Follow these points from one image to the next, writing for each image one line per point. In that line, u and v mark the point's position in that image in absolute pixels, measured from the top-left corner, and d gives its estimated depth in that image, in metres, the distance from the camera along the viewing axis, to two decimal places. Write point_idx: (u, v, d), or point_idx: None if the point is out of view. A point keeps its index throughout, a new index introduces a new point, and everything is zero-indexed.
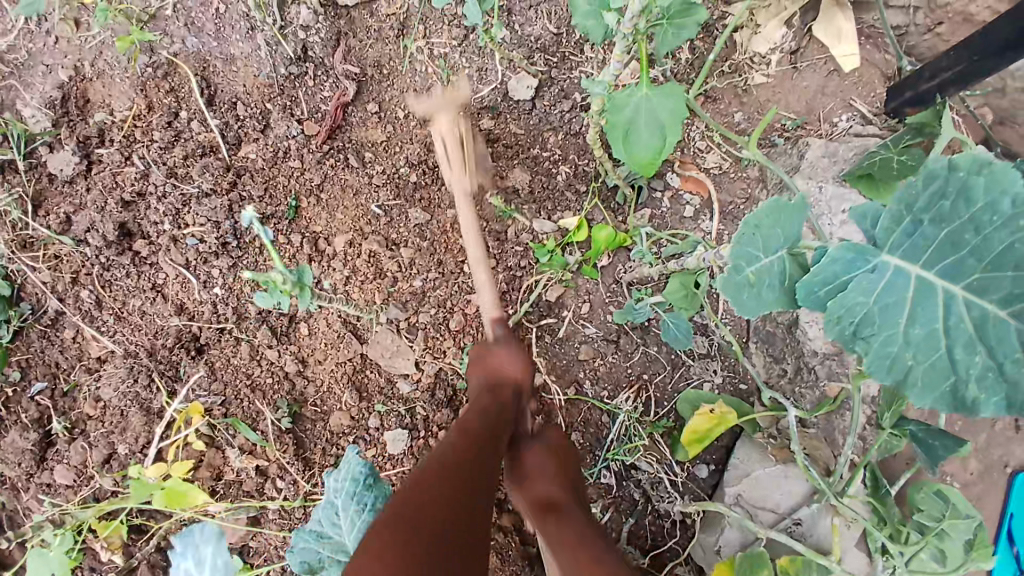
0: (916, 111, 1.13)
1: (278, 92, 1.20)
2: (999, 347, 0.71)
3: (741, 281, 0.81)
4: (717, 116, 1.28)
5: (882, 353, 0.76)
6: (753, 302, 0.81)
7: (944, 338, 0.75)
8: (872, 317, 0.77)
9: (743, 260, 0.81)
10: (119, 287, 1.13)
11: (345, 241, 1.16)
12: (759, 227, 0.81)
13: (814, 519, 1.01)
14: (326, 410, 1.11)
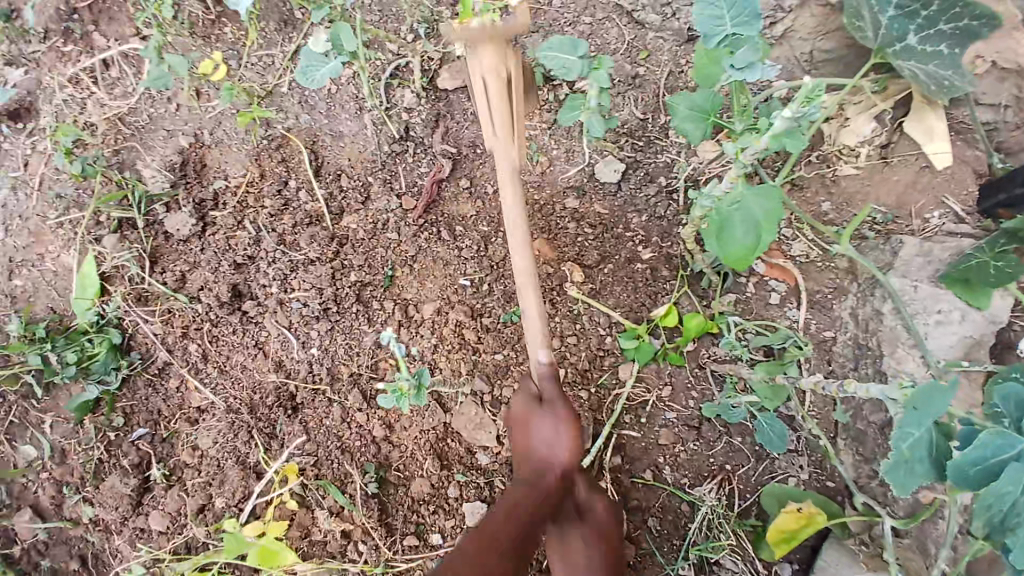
0: (1009, 212, 1.13)
1: (381, 167, 1.29)
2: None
3: (897, 459, 0.82)
4: (803, 205, 1.29)
5: None
6: (907, 479, 0.82)
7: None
8: (1020, 507, 0.81)
9: (907, 438, 0.82)
10: (223, 343, 1.21)
11: (433, 308, 1.20)
12: (920, 409, 0.81)
13: None
14: (408, 477, 1.13)
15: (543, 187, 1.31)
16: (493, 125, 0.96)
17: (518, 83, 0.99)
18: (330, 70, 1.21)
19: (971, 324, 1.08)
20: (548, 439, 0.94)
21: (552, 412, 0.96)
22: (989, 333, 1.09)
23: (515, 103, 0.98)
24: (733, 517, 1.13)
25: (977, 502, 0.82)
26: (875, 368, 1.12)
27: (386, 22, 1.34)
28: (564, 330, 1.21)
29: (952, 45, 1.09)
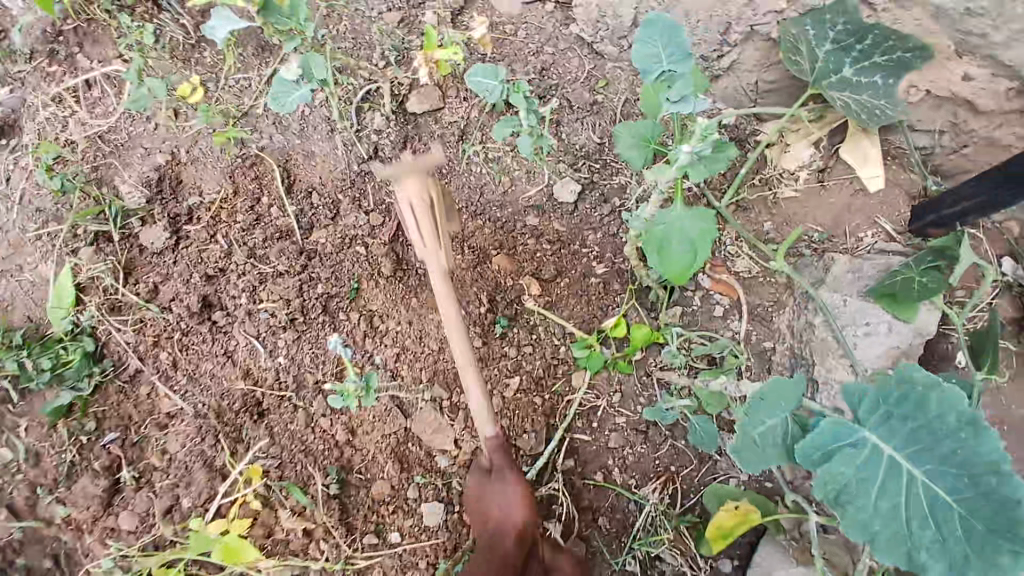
0: (939, 232, 1.22)
1: (350, 185, 1.35)
2: (943, 526, 0.94)
3: (748, 441, 0.98)
4: (748, 225, 1.37)
5: (858, 520, 0.96)
6: (757, 456, 0.98)
7: (907, 509, 0.97)
8: (849, 485, 0.98)
9: (753, 420, 0.99)
10: (194, 351, 1.26)
11: (398, 320, 1.26)
12: (768, 398, 0.99)
13: None
14: (369, 479, 1.18)
15: (505, 207, 1.37)
16: (421, 238, 1.08)
17: (438, 203, 1.12)
18: (299, 96, 1.27)
19: (897, 335, 1.16)
20: (500, 502, 1.07)
21: (501, 479, 1.08)
22: (914, 343, 1.17)
23: (437, 219, 1.11)
24: (677, 516, 1.19)
25: (816, 480, 0.99)
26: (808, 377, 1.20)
27: (362, 50, 1.42)
28: (522, 340, 1.28)
29: (887, 76, 1.18)
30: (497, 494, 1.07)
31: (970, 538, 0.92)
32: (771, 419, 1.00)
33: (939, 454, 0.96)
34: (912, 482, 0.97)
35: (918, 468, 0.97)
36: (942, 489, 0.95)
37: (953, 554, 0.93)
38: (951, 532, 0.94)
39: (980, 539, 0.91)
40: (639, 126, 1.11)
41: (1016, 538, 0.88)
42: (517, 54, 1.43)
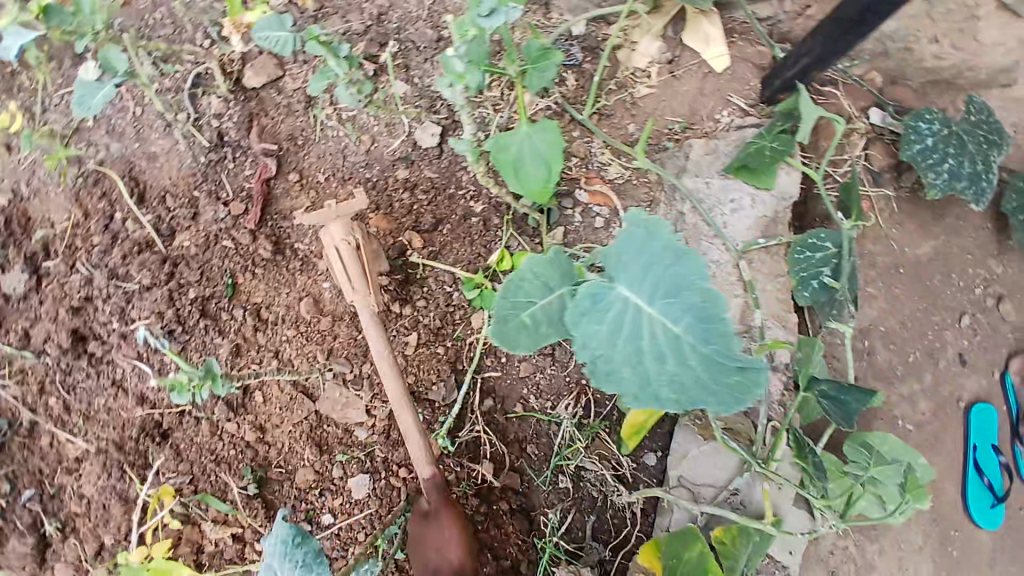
0: (789, 96, 1.26)
1: (203, 180, 1.29)
2: (683, 359, 0.89)
3: (506, 321, 0.97)
4: (613, 131, 1.34)
5: (606, 372, 0.92)
6: (513, 334, 0.96)
7: (649, 352, 0.91)
8: (602, 342, 0.93)
9: (514, 304, 0.97)
10: (81, 390, 1.21)
11: (283, 308, 1.23)
12: (528, 278, 0.99)
13: (748, 485, 1.10)
14: (290, 470, 1.17)
15: (372, 165, 1.32)
16: (349, 279, 1.05)
17: (366, 247, 1.09)
18: (106, 96, 1.18)
19: (761, 206, 1.21)
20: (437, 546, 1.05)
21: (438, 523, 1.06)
22: (780, 209, 1.21)
23: (366, 265, 1.07)
24: (597, 424, 1.23)
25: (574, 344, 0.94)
26: None
27: (184, 36, 1.34)
28: (413, 293, 1.27)
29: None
30: (431, 533, 1.05)
31: (707, 363, 0.87)
32: (528, 296, 0.98)
33: (676, 285, 0.90)
34: (650, 321, 0.92)
35: (654, 305, 0.91)
36: (682, 321, 0.89)
37: (688, 385, 0.87)
38: (692, 363, 0.88)
39: (711, 364, 0.87)
40: (461, 47, 1.10)
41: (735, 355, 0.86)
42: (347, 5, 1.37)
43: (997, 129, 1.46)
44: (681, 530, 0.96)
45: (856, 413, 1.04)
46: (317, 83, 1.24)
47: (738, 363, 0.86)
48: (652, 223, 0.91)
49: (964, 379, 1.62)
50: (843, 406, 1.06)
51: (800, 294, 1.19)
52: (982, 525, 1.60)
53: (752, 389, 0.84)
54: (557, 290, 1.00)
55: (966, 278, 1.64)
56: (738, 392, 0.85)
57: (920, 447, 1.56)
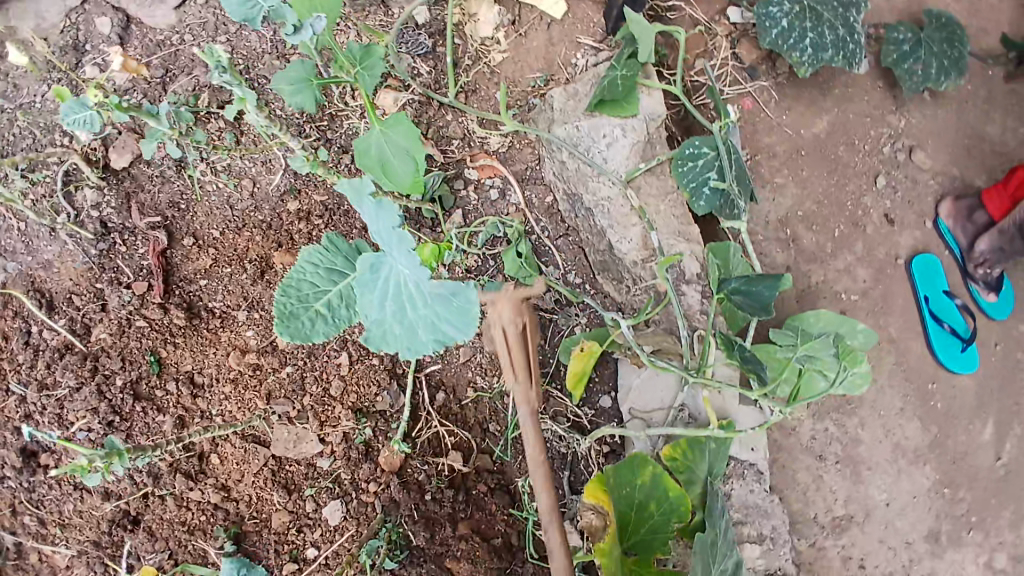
0: None
1: (102, 271, 1.27)
2: (425, 301, 0.87)
3: (291, 324, 0.97)
4: (484, 104, 1.34)
5: (382, 338, 0.89)
6: (304, 329, 0.98)
7: (406, 303, 0.88)
8: (371, 311, 0.90)
9: (300, 297, 0.99)
10: (49, 500, 1.19)
11: (212, 369, 1.24)
12: (307, 270, 1.00)
13: (690, 398, 1.16)
14: (265, 517, 1.18)
15: (261, 207, 1.32)
16: (513, 367, 0.99)
17: (531, 330, 1.03)
18: None
19: (632, 132, 1.24)
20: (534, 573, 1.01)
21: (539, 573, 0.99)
22: (651, 129, 1.25)
23: (530, 350, 1.02)
24: (541, 384, 1.24)
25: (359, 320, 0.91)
26: (586, 209, 1.26)
27: (42, 141, 1.31)
28: None
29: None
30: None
31: (439, 299, 0.86)
32: (306, 289, 0.99)
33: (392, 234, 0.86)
34: (403, 282, 0.89)
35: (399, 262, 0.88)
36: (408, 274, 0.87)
37: (439, 320, 0.87)
38: (429, 302, 0.86)
39: (440, 296, 0.86)
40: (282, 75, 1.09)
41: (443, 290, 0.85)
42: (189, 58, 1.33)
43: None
44: (626, 460, 0.98)
45: (769, 299, 1.07)
46: (148, 145, 1.23)
47: (449, 289, 0.85)
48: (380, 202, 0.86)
49: (896, 238, 1.65)
50: (752, 294, 1.09)
51: (696, 205, 1.22)
52: (957, 370, 1.61)
53: (468, 309, 0.85)
54: (344, 274, 1.02)
55: (870, 141, 1.65)
56: (463, 317, 0.86)
57: (869, 314, 1.61)
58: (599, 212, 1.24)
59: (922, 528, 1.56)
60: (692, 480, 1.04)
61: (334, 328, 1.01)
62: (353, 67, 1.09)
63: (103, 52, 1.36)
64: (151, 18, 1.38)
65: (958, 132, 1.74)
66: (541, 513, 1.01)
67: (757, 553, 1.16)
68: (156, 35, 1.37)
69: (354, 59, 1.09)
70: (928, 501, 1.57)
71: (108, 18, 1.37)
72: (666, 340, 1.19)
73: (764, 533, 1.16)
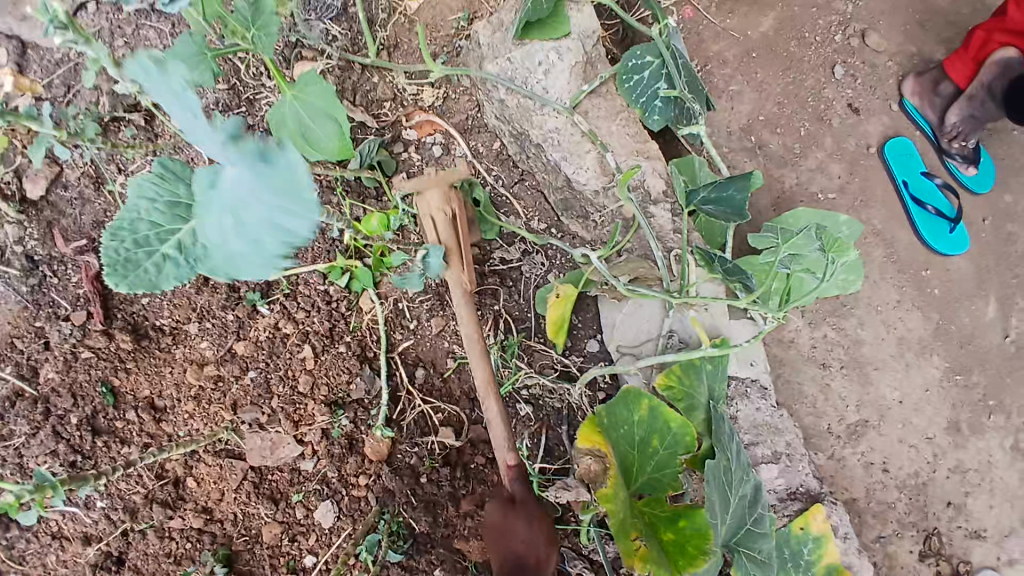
0: None
1: (36, 309, 1.13)
2: (249, 193, 0.61)
3: (125, 263, 0.82)
4: (410, 57, 1.24)
5: (226, 260, 0.69)
6: (148, 276, 0.83)
7: (239, 214, 0.64)
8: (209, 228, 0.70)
9: (138, 238, 0.82)
10: (31, 554, 1.08)
11: (173, 389, 1.14)
12: (143, 206, 0.82)
13: (678, 323, 1.09)
14: (255, 533, 1.11)
15: None
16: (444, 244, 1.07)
17: (463, 215, 1.11)
18: None
19: (569, 54, 1.12)
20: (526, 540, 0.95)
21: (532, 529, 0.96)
22: (588, 48, 1.14)
23: (461, 232, 1.09)
24: (518, 338, 1.18)
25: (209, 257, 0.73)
26: (535, 145, 1.16)
27: None
28: (289, 312, 1.16)
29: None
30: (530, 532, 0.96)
31: (256, 175, 0.60)
32: (145, 229, 0.82)
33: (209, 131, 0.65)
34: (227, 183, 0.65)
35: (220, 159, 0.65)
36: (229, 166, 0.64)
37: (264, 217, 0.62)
38: (252, 190, 0.61)
39: (254, 170, 0.59)
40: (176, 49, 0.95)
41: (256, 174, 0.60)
42: (80, 66, 1.19)
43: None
44: (619, 397, 0.91)
45: (742, 201, 0.98)
46: (37, 153, 1.05)
47: (259, 154, 0.59)
48: (162, 70, 0.71)
49: (864, 127, 1.56)
50: (723, 201, 1.00)
51: (649, 120, 1.15)
52: (949, 253, 1.52)
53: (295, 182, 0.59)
54: (190, 208, 0.82)
55: (820, 32, 1.55)
56: (291, 190, 0.59)
57: (851, 209, 1.52)
58: (549, 145, 1.14)
59: (940, 421, 1.48)
60: (695, 406, 0.97)
61: (189, 272, 0.84)
62: (247, 31, 0.97)
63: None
64: (44, 38, 1.17)
65: (907, 9, 1.61)
66: (481, 389, 1.02)
67: (775, 473, 1.09)
68: (52, 53, 1.18)
69: (246, 19, 0.96)
70: (941, 392, 1.49)
71: (2, 47, 1.16)
72: (642, 268, 1.12)
73: (778, 450, 1.10)
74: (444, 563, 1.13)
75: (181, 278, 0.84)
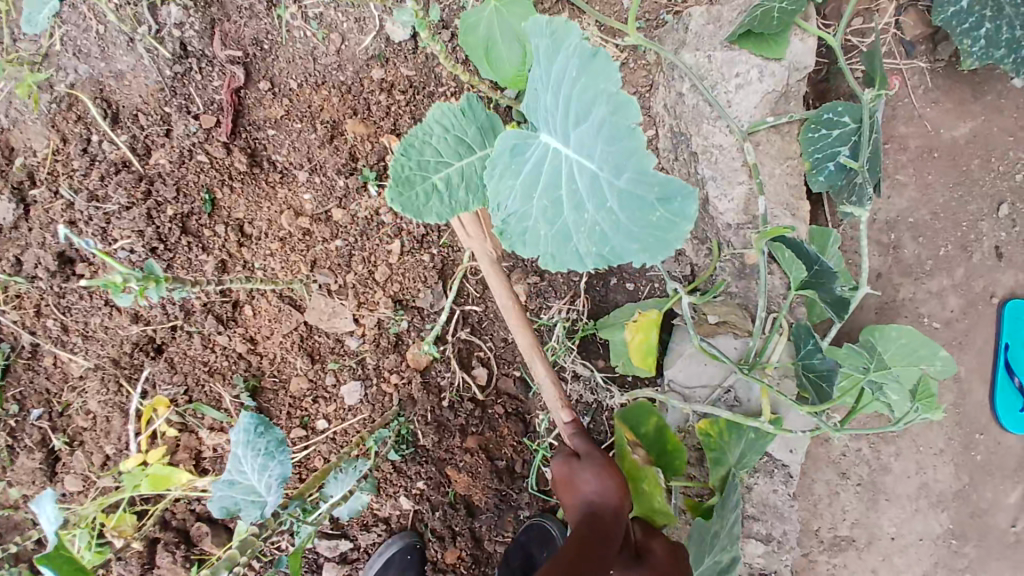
0: None
1: (171, 95, 1.18)
2: (602, 202, 0.73)
3: (429, 185, 0.87)
4: (607, 8, 1.19)
5: (529, 234, 0.81)
6: (417, 202, 0.86)
7: (567, 194, 0.78)
8: (528, 216, 0.81)
9: (419, 164, 0.87)
10: (77, 309, 1.17)
11: (264, 223, 1.20)
12: (432, 131, 0.89)
13: (743, 384, 1.08)
14: (284, 379, 1.18)
15: (345, 66, 1.22)
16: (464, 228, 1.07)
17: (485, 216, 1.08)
18: (52, 10, 1.12)
19: (770, 79, 1.07)
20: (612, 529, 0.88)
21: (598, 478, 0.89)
22: (791, 82, 1.08)
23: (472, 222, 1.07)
24: (586, 326, 1.21)
25: (534, 209, 0.81)
26: (691, 152, 1.13)
27: None
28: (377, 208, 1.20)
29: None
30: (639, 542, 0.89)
31: (633, 205, 0.69)
32: (426, 152, 0.88)
33: (595, 99, 0.69)
34: (559, 149, 0.80)
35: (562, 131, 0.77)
36: (594, 145, 0.71)
37: (596, 217, 0.74)
38: (609, 204, 0.72)
39: (636, 203, 0.68)
40: None
41: (593, 221, 0.75)
42: None
43: None
44: (637, 405, 1.03)
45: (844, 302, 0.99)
46: None
47: (661, 195, 0.66)
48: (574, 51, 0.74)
49: (1000, 274, 1.48)
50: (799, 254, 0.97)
51: (814, 179, 1.11)
52: (1011, 429, 1.49)
53: (673, 228, 0.67)
54: (469, 151, 0.92)
55: (1007, 162, 1.46)
56: (662, 236, 0.68)
57: (946, 345, 1.48)
58: (704, 160, 1.11)
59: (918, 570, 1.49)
60: (719, 461, 1.01)
61: (448, 212, 0.89)
62: None
63: None
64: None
65: None
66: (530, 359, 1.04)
67: (759, 550, 1.14)
68: None
69: None
70: (933, 547, 1.49)
71: None
72: (733, 315, 1.14)
73: (772, 533, 1.13)
74: (429, 479, 1.20)
75: (442, 217, 0.88)
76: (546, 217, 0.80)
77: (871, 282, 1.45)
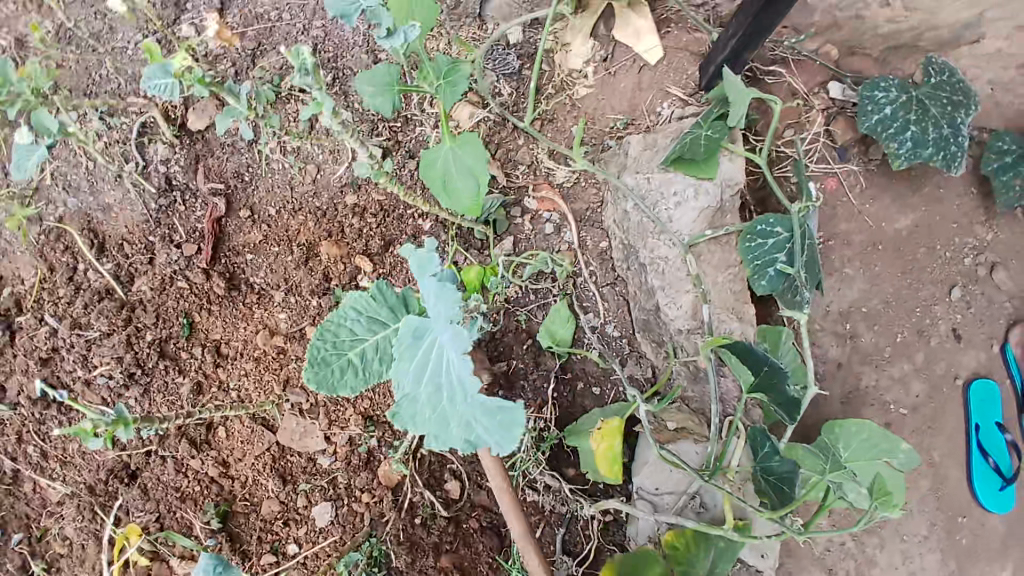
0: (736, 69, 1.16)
1: (156, 225, 1.26)
2: (469, 400, 0.92)
3: (344, 363, 1.08)
4: (558, 134, 1.31)
5: (419, 420, 0.93)
6: (333, 378, 1.06)
7: (446, 386, 0.95)
8: (419, 401, 0.94)
9: (332, 348, 1.07)
10: (56, 436, 1.20)
11: (241, 344, 1.24)
12: (347, 317, 1.08)
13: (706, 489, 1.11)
14: (256, 502, 1.19)
15: (321, 194, 1.31)
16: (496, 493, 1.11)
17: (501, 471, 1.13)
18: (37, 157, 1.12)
19: (705, 196, 1.17)
20: None
21: None
22: (724, 199, 1.18)
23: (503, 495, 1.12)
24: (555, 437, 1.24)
25: (421, 398, 0.94)
26: (640, 263, 1.22)
27: (108, 84, 1.29)
28: None
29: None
30: None
31: (486, 410, 0.91)
32: (338, 339, 1.08)
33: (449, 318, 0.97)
34: (443, 345, 0.97)
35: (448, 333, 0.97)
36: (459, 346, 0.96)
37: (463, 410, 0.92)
38: (474, 405, 0.91)
39: (490, 412, 0.90)
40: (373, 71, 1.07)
41: (461, 419, 0.92)
42: (275, 28, 1.32)
43: (962, 89, 1.37)
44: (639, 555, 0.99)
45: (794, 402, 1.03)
46: (222, 123, 1.13)
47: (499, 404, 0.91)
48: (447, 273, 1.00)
49: (959, 356, 1.54)
50: (745, 354, 1.02)
51: (757, 284, 1.16)
52: (990, 509, 1.50)
53: (514, 429, 0.89)
54: (383, 326, 1.10)
55: (949, 249, 1.55)
56: (506, 433, 0.89)
57: (917, 432, 1.50)
58: (652, 270, 1.19)
59: None
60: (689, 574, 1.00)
61: (362, 382, 1.08)
62: (437, 80, 1.10)
63: (199, 14, 1.32)
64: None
65: None
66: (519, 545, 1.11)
67: None
68: (259, 7, 1.32)
69: (441, 72, 1.11)
70: None
71: None
72: (691, 421, 1.19)
73: None
74: None
75: (355, 387, 1.07)
76: (433, 409, 0.93)
77: (834, 372, 1.50)
